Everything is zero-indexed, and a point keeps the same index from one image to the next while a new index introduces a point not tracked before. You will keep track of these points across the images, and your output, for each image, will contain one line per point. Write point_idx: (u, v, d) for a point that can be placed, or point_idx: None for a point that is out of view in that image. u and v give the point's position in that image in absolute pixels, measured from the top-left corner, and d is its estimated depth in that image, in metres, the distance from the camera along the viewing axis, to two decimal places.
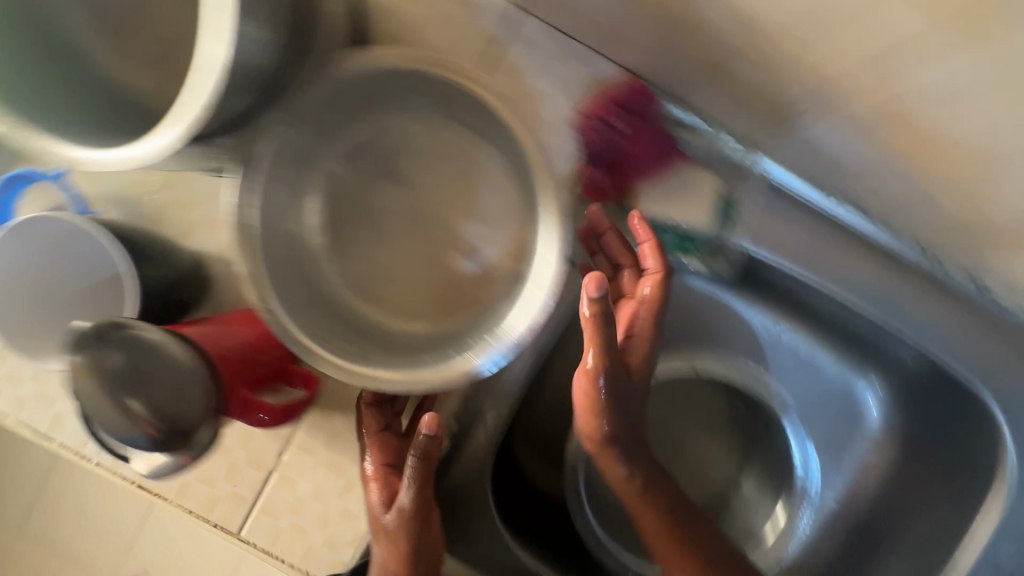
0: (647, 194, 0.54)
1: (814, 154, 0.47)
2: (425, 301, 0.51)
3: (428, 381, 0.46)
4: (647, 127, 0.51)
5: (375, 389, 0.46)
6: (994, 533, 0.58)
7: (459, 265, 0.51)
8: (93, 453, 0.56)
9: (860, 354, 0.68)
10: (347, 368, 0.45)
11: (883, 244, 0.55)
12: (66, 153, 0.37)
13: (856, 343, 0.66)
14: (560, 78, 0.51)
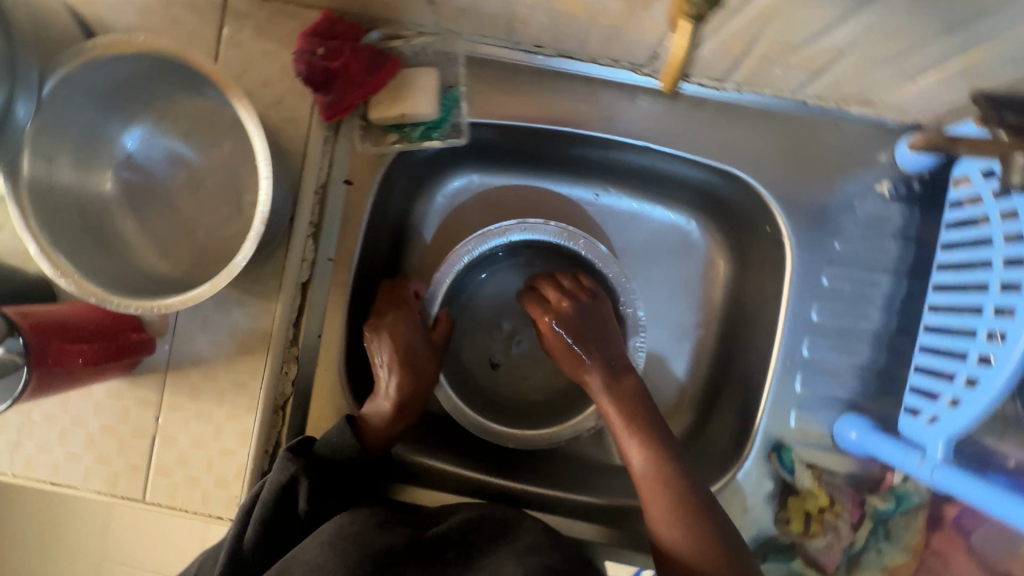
0: (379, 102, 0.63)
1: (475, 18, 0.58)
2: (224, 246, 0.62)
3: (206, 293, 0.53)
4: (349, 46, 0.60)
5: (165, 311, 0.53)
6: (792, 291, 0.65)
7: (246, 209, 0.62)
8: (8, 467, 0.65)
9: (650, 185, 0.77)
10: (134, 303, 0.52)
11: (591, 74, 0.65)
12: None
13: (639, 175, 0.76)
14: (278, 37, 0.63)
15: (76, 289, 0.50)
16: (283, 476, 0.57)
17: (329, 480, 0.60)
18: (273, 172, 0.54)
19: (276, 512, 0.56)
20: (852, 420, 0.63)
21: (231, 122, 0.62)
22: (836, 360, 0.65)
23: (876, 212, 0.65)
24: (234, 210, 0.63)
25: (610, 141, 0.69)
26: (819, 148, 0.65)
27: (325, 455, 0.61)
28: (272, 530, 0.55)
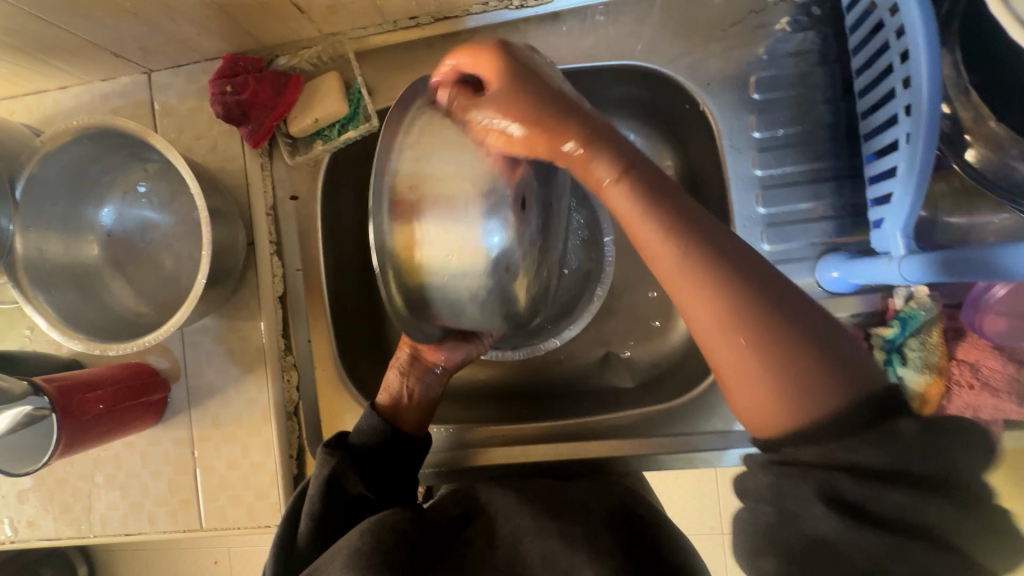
0: (294, 115, 0.69)
1: (347, 11, 0.64)
2: None
3: (186, 316, 0.59)
4: (252, 75, 0.67)
5: (160, 339, 0.59)
6: (727, 154, 0.65)
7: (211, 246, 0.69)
8: (89, 529, 0.73)
9: None
10: (135, 340, 0.60)
11: (471, 26, 0.69)
12: None
13: None
14: (197, 92, 0.71)
15: (85, 346, 0.59)
16: (325, 467, 0.57)
17: (371, 464, 0.59)
18: (205, 198, 0.60)
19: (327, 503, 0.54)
20: (831, 259, 0.60)
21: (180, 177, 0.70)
22: (797, 207, 0.63)
23: (791, 48, 0.64)
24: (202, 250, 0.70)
25: None
26: (706, 11, 0.65)
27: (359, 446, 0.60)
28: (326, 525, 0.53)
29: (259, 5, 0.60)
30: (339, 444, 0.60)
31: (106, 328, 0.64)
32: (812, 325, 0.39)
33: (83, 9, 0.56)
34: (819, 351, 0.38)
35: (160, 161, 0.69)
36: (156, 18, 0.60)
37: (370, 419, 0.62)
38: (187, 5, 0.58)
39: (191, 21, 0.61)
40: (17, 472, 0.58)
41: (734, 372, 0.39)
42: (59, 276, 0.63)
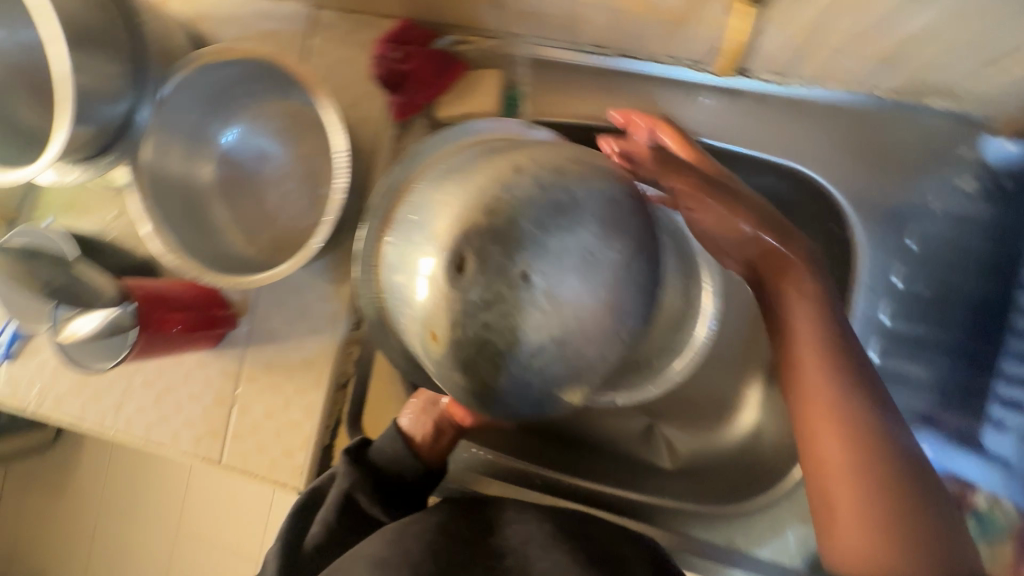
0: (447, 102, 0.67)
1: (537, 19, 0.60)
2: (299, 232, 0.68)
3: (288, 270, 0.58)
4: (421, 50, 0.65)
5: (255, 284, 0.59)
6: (860, 292, 0.62)
7: (320, 198, 0.68)
8: (112, 426, 0.74)
9: None
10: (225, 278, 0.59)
11: (647, 73, 0.66)
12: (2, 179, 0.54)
13: None
14: (355, 44, 0.69)
15: (180, 264, 0.59)
16: (347, 480, 0.62)
17: (386, 486, 0.64)
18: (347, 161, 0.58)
19: (339, 514, 0.60)
20: (926, 433, 0.60)
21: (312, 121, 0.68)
22: (910, 368, 0.62)
23: (960, 210, 0.61)
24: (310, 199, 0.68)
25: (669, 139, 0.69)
26: (889, 144, 0.63)
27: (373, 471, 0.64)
28: (336, 534, 0.59)
29: None
30: (359, 457, 0.64)
31: (196, 246, 0.63)
32: (920, 459, 0.48)
33: None
34: (914, 494, 0.46)
35: (299, 100, 0.67)
36: None
37: (391, 440, 0.65)
38: None
39: None
40: (82, 365, 0.58)
41: (842, 497, 0.46)
42: (170, 182, 0.63)
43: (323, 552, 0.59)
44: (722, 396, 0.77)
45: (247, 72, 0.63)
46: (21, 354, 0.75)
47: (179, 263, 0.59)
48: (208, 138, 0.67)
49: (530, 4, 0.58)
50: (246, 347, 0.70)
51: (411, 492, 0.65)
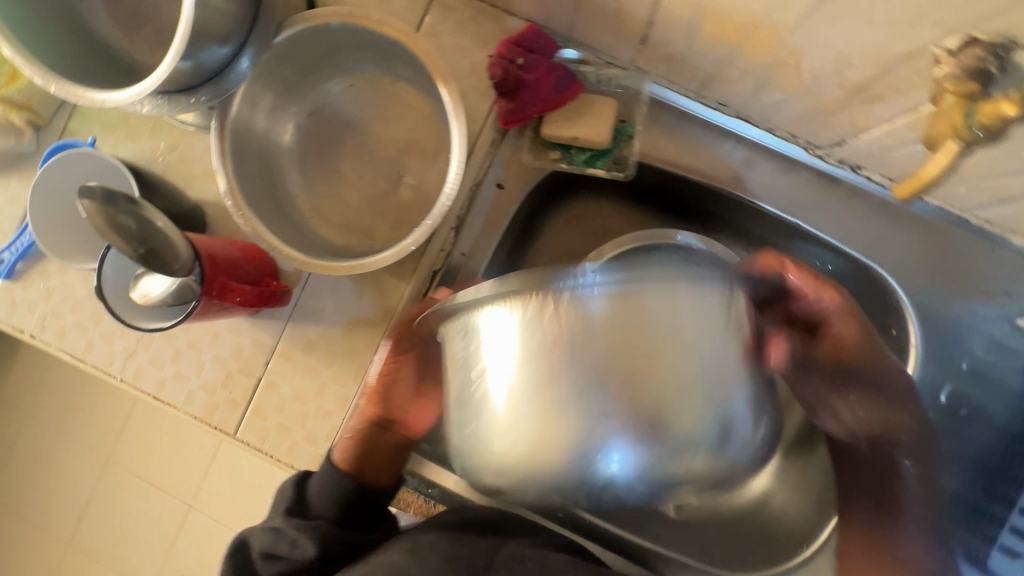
0: (557, 121, 0.64)
1: (677, 65, 0.58)
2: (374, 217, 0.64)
3: (383, 258, 0.54)
4: (546, 61, 0.61)
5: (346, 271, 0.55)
6: None
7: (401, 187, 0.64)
8: (120, 371, 0.68)
9: None
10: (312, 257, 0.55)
11: (758, 141, 0.66)
12: (77, 92, 0.47)
13: None
14: (474, 35, 0.64)
15: (256, 234, 0.54)
16: (307, 541, 0.56)
17: (343, 517, 0.59)
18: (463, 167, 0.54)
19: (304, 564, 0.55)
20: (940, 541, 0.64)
21: (411, 106, 0.63)
22: None
23: (1016, 344, 0.64)
24: (391, 185, 0.64)
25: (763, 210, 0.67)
26: (965, 267, 0.65)
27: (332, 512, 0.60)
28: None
29: (608, 10, 0.54)
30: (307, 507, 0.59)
31: (268, 217, 0.58)
32: None
33: None
34: None
35: (404, 81, 0.62)
36: None
37: (330, 476, 0.59)
38: None
39: None
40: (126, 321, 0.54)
41: None
42: (255, 138, 0.59)
43: None
44: None
45: (357, 40, 0.58)
46: (29, 273, 0.68)
47: (255, 228, 0.54)
48: (298, 96, 0.62)
49: (678, 51, 0.56)
50: (289, 322, 0.67)
51: (365, 513, 0.61)
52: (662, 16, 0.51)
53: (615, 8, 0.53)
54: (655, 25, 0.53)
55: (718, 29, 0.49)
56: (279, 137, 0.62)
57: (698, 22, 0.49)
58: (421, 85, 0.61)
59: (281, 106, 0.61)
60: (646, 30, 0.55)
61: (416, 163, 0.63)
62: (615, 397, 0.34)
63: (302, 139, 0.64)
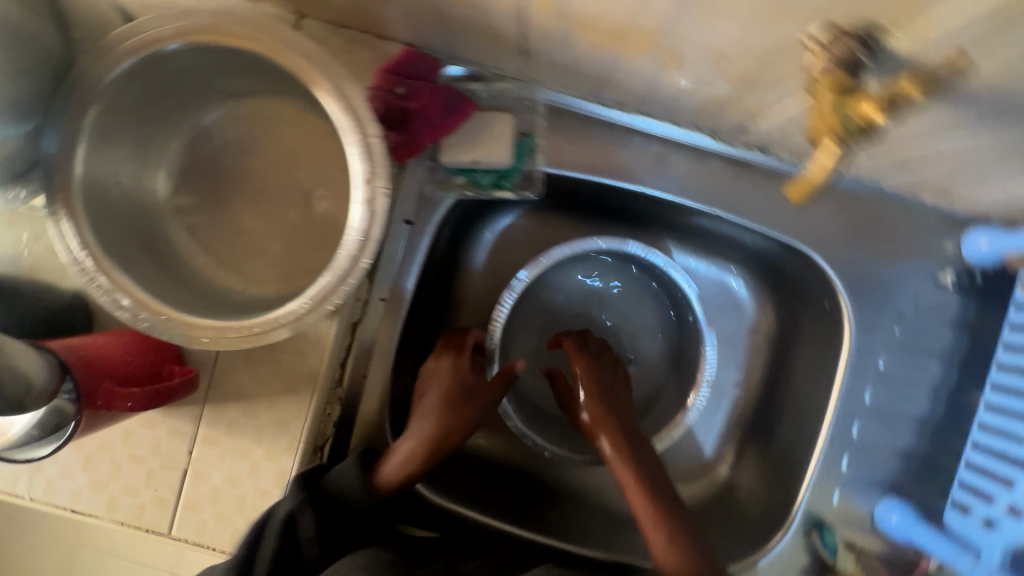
0: (453, 146, 0.60)
1: (564, 72, 0.56)
2: (265, 270, 0.57)
3: (230, 330, 0.47)
4: (429, 85, 0.58)
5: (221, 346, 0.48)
6: (845, 371, 0.65)
7: (297, 221, 0.57)
8: (25, 490, 0.62)
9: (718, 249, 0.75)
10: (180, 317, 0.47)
11: (667, 136, 0.64)
12: None
13: (709, 238, 0.75)
14: (350, 65, 0.60)
15: (134, 303, 0.46)
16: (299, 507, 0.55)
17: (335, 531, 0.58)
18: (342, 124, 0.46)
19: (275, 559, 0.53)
20: (893, 504, 0.64)
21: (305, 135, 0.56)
22: (891, 439, 0.65)
23: (937, 301, 0.65)
24: (288, 225, 0.57)
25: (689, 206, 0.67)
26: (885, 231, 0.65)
27: (332, 495, 0.58)
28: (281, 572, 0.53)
29: (476, 25, 0.51)
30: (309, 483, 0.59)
31: (143, 269, 0.48)
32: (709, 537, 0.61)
33: None
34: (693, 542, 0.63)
35: (276, 122, 0.56)
36: None
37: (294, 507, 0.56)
38: None
39: None
40: None
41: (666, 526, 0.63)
42: (98, 210, 0.46)
43: None
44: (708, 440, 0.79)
45: (208, 53, 0.47)
46: None
47: (119, 280, 0.45)
48: (168, 131, 0.54)
49: (559, 58, 0.53)
50: (206, 404, 0.61)
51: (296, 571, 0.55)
52: (530, 26, 0.47)
53: (483, 23, 0.50)
54: (527, 35, 0.50)
55: (588, 33, 0.46)
56: (150, 189, 0.53)
57: (568, 30, 0.46)
58: (271, 47, 0.45)
59: (147, 142, 0.52)
60: (520, 41, 0.51)
61: (276, 151, 0.57)
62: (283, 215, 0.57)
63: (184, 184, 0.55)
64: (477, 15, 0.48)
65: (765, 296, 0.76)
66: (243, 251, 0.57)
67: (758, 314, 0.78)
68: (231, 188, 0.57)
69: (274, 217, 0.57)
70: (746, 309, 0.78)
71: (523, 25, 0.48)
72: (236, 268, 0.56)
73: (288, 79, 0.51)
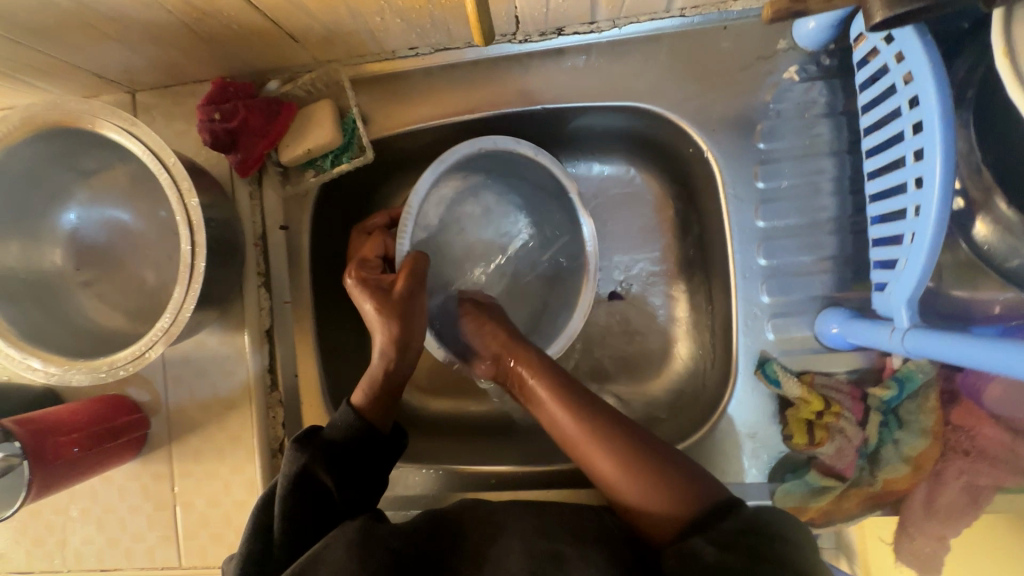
0: (287, 147, 0.66)
1: (340, 40, 0.60)
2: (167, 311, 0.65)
3: (119, 360, 0.54)
4: (243, 103, 0.64)
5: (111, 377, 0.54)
6: (729, 204, 0.63)
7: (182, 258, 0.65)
8: (62, 564, 0.71)
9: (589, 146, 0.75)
10: (78, 363, 0.54)
11: (474, 58, 0.67)
12: None
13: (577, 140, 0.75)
14: (184, 116, 0.68)
15: (43, 363, 0.54)
16: (294, 466, 0.54)
17: (344, 465, 0.57)
18: (147, 155, 0.53)
19: (295, 503, 0.53)
20: (831, 314, 0.59)
21: (158, 185, 0.64)
22: (799, 259, 0.62)
23: (798, 99, 0.62)
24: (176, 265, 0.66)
25: (530, 115, 0.69)
26: (716, 55, 0.63)
27: (335, 441, 0.57)
28: (301, 518, 0.52)
29: (239, 33, 0.57)
30: (312, 437, 0.57)
31: (50, 337, 0.57)
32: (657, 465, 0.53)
33: (44, 30, 0.52)
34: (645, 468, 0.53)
35: (132, 184, 0.65)
36: (88, 27, 0.53)
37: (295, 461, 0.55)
38: (118, 11, 0.50)
39: (135, 28, 0.53)
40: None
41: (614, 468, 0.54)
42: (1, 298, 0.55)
43: (291, 546, 0.52)
44: (656, 330, 0.77)
45: (43, 143, 0.55)
46: None
47: (23, 350, 0.54)
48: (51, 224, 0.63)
49: (322, 28, 0.58)
50: (171, 442, 0.69)
51: (308, 525, 0.53)
52: (268, 9, 0.53)
53: (241, 28, 0.56)
54: (278, 20, 0.55)
55: None
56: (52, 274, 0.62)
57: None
58: (70, 117, 0.53)
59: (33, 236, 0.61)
60: (279, 29, 0.57)
61: (145, 208, 0.66)
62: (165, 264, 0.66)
63: (79, 262, 0.64)
64: (227, 22, 0.54)
65: (652, 170, 0.75)
66: (142, 301, 0.65)
67: (656, 190, 0.76)
68: (122, 252, 0.66)
69: (164, 262, 0.66)
70: (644, 190, 0.77)
71: (261, 12, 0.53)
72: (139, 318, 0.65)
73: (119, 154, 0.61)
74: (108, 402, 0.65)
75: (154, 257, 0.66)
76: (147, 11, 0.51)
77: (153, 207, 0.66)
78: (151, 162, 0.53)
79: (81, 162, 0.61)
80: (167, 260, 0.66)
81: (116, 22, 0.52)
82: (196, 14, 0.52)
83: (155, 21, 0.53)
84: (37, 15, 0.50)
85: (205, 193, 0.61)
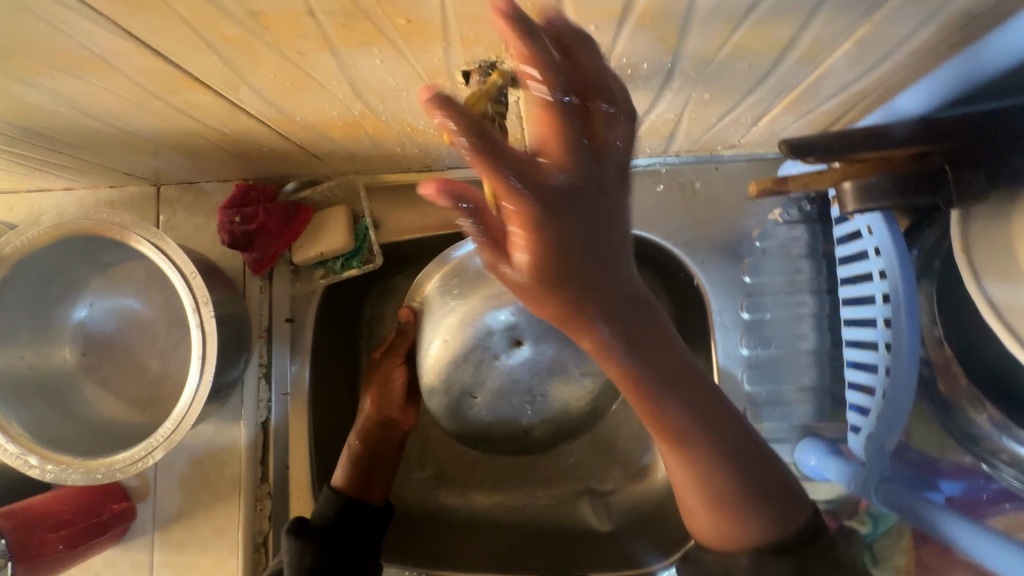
0: (301, 248, 0.70)
1: (362, 160, 0.65)
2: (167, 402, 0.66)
3: (118, 463, 0.55)
4: (263, 206, 0.68)
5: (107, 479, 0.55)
6: (716, 331, 0.67)
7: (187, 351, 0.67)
8: None
9: None
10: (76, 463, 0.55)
11: None
12: None
13: None
14: (206, 211, 0.71)
15: (39, 462, 0.55)
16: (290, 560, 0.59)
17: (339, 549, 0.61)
18: (169, 268, 0.56)
19: None
20: (810, 446, 0.61)
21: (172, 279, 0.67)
22: (780, 388, 0.66)
23: (781, 239, 0.67)
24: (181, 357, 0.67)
25: None
26: (707, 193, 0.69)
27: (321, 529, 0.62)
28: None
29: (269, 153, 0.61)
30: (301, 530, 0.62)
31: (49, 432, 0.58)
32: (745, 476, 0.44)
33: (85, 146, 0.56)
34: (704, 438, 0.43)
35: (147, 277, 0.67)
36: (128, 145, 0.57)
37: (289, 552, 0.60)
38: (159, 137, 0.54)
39: (173, 147, 0.58)
40: None
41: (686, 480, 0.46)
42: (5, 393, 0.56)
43: None
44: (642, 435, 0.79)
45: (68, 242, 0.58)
46: None
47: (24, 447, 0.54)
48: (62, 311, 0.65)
49: (345, 152, 0.62)
50: (153, 531, 0.69)
51: None
52: (297, 139, 0.57)
53: (271, 150, 0.60)
54: (306, 145, 0.60)
55: (337, 130, 0.55)
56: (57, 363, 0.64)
57: (322, 133, 0.56)
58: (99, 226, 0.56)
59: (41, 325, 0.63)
60: (306, 152, 0.61)
61: (155, 299, 0.68)
62: (167, 354, 0.67)
63: (86, 349, 0.66)
64: (259, 147, 0.59)
65: None
66: (145, 391, 0.67)
67: None
68: (127, 340, 0.67)
69: (166, 352, 0.67)
70: None
71: (291, 141, 0.57)
72: (138, 409, 0.66)
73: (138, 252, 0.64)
74: (94, 491, 0.65)
75: (158, 348, 0.67)
76: (187, 138, 0.55)
77: (163, 301, 0.68)
78: (172, 275, 0.56)
79: (102, 256, 0.64)
80: (171, 348, 0.68)
81: (155, 143, 0.56)
82: (231, 141, 0.57)
83: (192, 143, 0.57)
84: (82, 136, 0.53)
85: (219, 294, 0.63)
